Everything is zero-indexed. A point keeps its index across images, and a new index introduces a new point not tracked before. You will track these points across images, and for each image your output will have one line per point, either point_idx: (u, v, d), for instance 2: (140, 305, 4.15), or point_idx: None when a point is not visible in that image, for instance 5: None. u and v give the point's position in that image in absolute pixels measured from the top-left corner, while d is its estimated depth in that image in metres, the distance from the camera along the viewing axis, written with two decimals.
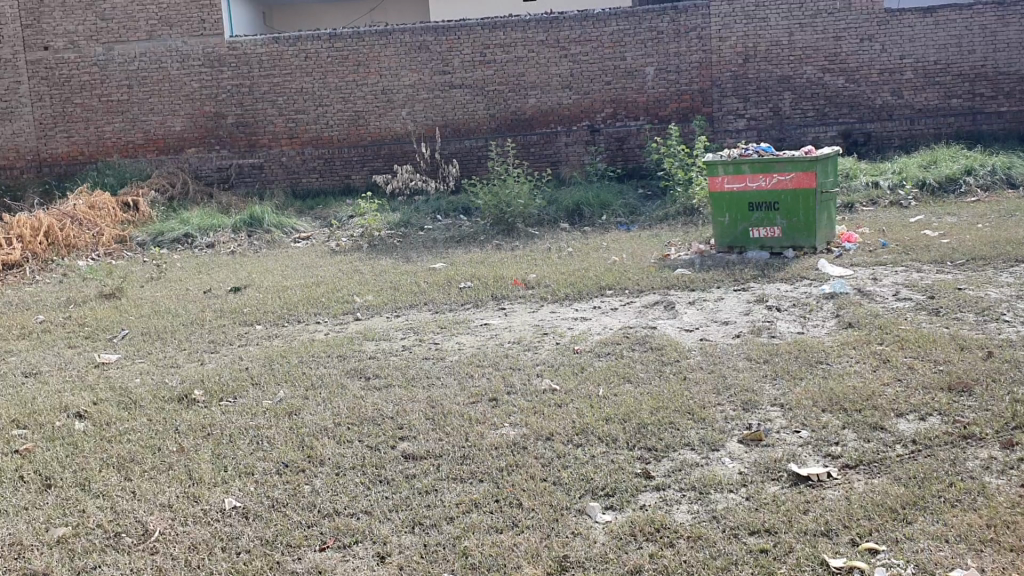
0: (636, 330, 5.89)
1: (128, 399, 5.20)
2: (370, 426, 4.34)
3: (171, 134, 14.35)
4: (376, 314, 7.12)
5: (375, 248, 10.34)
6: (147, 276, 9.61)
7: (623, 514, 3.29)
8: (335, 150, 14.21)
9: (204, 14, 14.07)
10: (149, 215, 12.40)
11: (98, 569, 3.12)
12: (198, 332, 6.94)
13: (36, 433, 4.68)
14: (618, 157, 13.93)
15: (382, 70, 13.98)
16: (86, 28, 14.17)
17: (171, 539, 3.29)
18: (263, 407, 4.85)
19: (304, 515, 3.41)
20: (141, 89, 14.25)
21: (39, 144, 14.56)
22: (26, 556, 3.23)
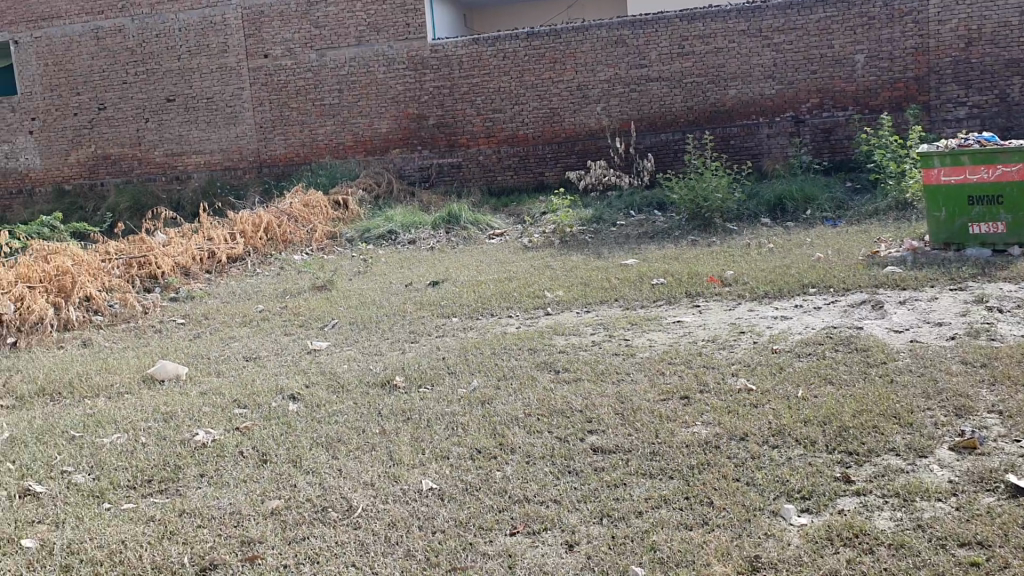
0: (839, 330, 5.64)
1: (336, 383, 5.52)
2: (560, 418, 4.39)
3: (377, 135, 15.06)
4: (567, 310, 7.18)
5: (570, 244, 10.43)
6: (355, 270, 10.14)
7: (819, 518, 3.16)
8: (531, 147, 14.44)
9: (409, 18, 14.68)
10: (357, 212, 13.09)
11: (305, 540, 3.32)
12: (399, 323, 7.25)
13: (253, 413, 5.05)
14: (824, 149, 13.36)
15: (578, 66, 14.07)
16: (302, 36, 15.14)
17: (372, 516, 3.47)
18: (459, 395, 5.01)
19: (496, 500, 3.50)
20: (350, 92, 15.05)
21: (259, 146, 15.66)
22: (243, 524, 3.49)
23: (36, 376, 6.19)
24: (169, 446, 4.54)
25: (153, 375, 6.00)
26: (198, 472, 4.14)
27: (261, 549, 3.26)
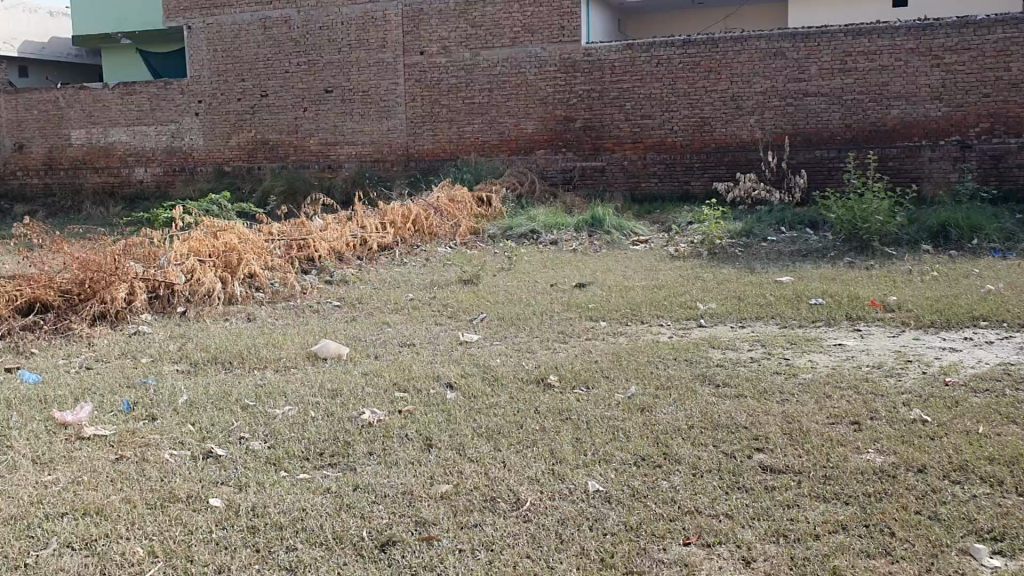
0: (1017, 366, 5.38)
1: (492, 376, 5.60)
2: (724, 432, 4.34)
3: (524, 135, 15.20)
4: (719, 323, 7.08)
5: (718, 256, 10.26)
6: (500, 266, 10.25)
7: (1014, 562, 3.02)
8: (678, 156, 14.26)
9: (565, 20, 14.75)
10: (500, 210, 13.21)
11: (478, 527, 3.39)
12: (550, 322, 7.30)
13: (414, 397, 5.18)
14: (991, 176, 12.71)
15: (733, 76, 13.83)
16: (458, 34, 15.43)
17: (542, 511, 3.51)
18: (616, 399, 5.00)
19: (666, 508, 3.48)
20: (501, 91, 15.23)
21: (408, 140, 16.03)
22: (417, 505, 3.58)
23: (208, 344, 6.48)
24: (337, 422, 4.70)
25: (314, 352, 6.23)
26: (365, 451, 4.26)
27: (436, 531, 3.34)
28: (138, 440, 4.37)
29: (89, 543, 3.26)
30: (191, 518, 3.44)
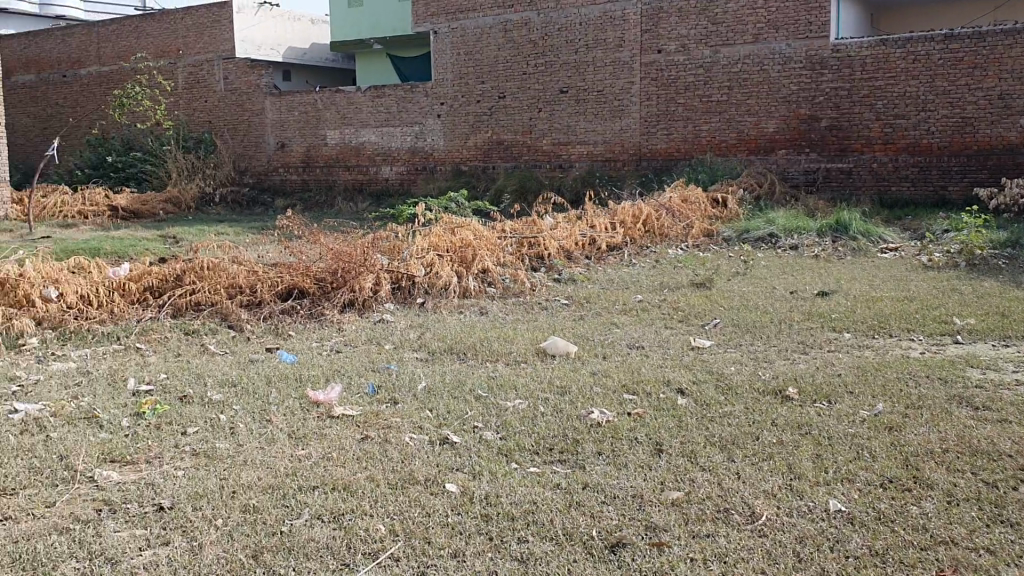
0: None
1: (726, 384, 5.37)
2: (984, 460, 3.97)
3: (765, 134, 14.28)
4: (979, 340, 6.50)
5: (979, 268, 9.42)
6: (735, 270, 9.91)
7: None
8: (935, 158, 13.13)
9: (812, 15, 13.68)
10: (736, 212, 12.63)
11: (711, 536, 3.30)
12: (788, 331, 6.96)
13: (644, 400, 5.06)
14: None
15: (1004, 73, 12.53)
16: (698, 32, 14.63)
17: (779, 527, 3.35)
18: (861, 417, 4.69)
19: (917, 535, 3.24)
20: (741, 90, 14.36)
21: (641, 140, 15.38)
22: (648, 508, 3.52)
23: (444, 334, 6.65)
24: (567, 419, 4.68)
25: (545, 349, 6.30)
26: (595, 450, 4.20)
27: (666, 538, 3.28)
28: (380, 422, 4.49)
29: (338, 516, 3.27)
30: (429, 501, 3.47)
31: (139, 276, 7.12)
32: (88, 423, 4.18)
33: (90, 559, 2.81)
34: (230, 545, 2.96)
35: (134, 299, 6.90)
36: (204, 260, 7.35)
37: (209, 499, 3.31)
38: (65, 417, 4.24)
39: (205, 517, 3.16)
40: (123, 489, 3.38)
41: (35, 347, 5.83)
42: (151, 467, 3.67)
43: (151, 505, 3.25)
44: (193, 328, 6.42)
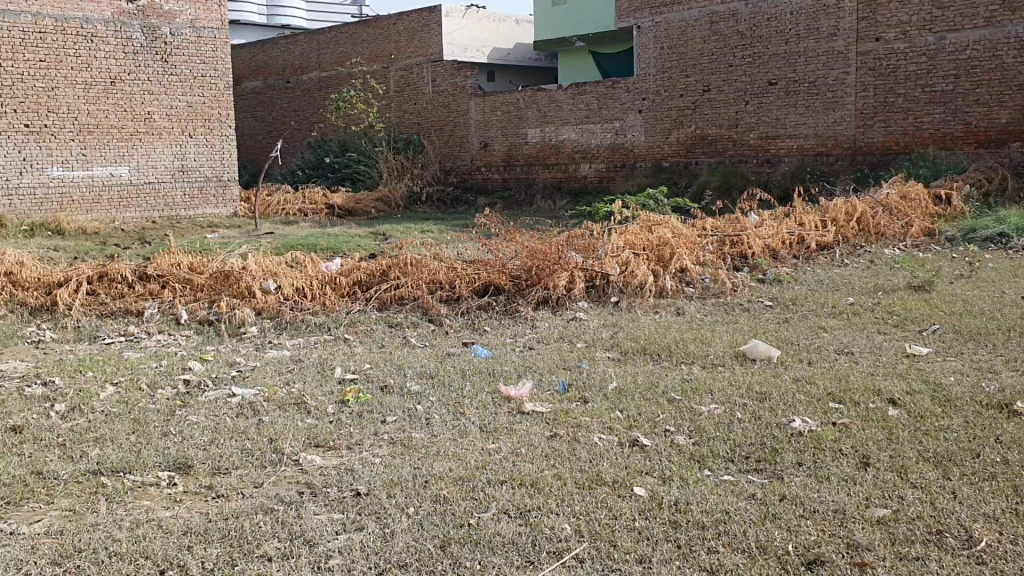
0: None
1: (943, 396, 4.94)
2: None
3: (996, 125, 12.89)
4: None
5: None
6: (958, 273, 9.12)
7: None
8: None
9: None
10: (961, 209, 11.59)
11: (922, 561, 3.03)
12: (1019, 340, 6.33)
13: (850, 410, 4.75)
14: None
15: None
16: (921, 17, 13.32)
17: (1002, 555, 3.04)
18: None
19: None
20: (970, 78, 13.02)
21: (857, 133, 14.10)
22: (849, 526, 3.29)
23: (639, 335, 6.52)
24: (766, 426, 4.47)
25: (744, 352, 6.08)
26: (795, 460, 3.99)
27: (870, 558, 3.06)
28: (571, 421, 4.47)
29: (524, 513, 3.26)
30: (617, 503, 3.41)
31: (348, 270, 7.48)
32: (297, 408, 4.42)
33: (291, 539, 2.91)
34: (420, 534, 3.00)
35: (343, 292, 7.24)
36: (407, 256, 7.64)
37: (403, 488, 3.39)
38: (277, 402, 4.50)
39: (397, 506, 3.23)
40: (324, 473, 3.53)
41: (253, 336, 6.23)
42: (351, 453, 3.82)
43: (349, 490, 3.37)
44: (396, 321, 6.67)
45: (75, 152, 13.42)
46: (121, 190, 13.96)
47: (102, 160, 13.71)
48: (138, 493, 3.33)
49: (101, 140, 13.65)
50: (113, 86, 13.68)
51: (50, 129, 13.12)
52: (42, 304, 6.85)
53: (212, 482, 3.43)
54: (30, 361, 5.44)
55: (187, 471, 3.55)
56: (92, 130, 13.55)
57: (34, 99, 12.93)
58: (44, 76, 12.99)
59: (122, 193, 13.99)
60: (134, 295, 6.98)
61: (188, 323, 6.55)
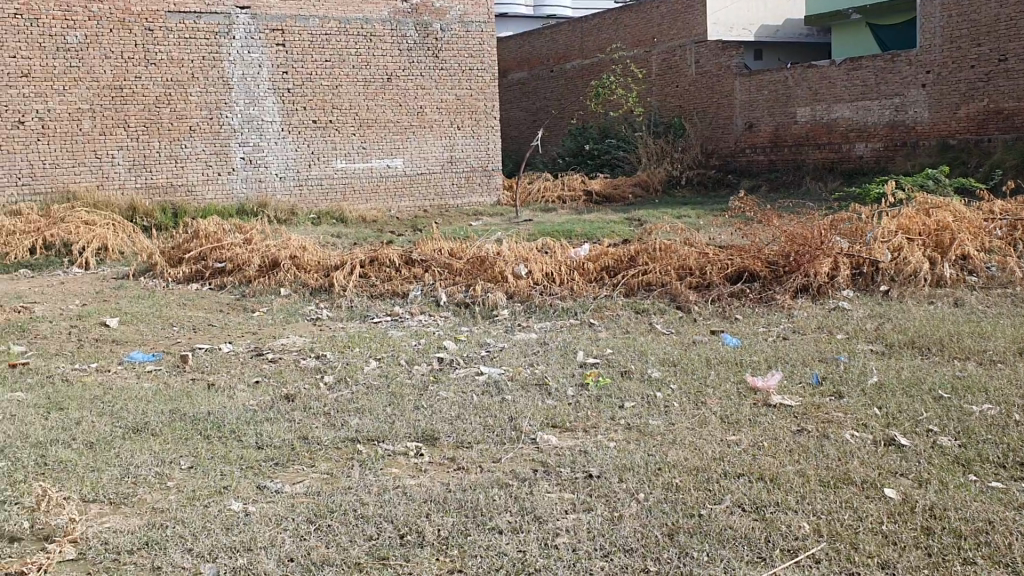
0: None
1: None
2: None
3: None
4: None
5: None
6: None
7: None
8: None
9: None
10: None
11: None
12: None
13: None
14: None
15: None
16: None
17: None
18: None
19: None
20: None
21: None
22: None
23: (906, 327, 6.06)
24: None
25: None
26: None
27: None
28: (821, 416, 4.25)
29: (758, 507, 3.15)
30: (863, 504, 3.20)
31: (598, 256, 7.56)
32: (539, 389, 4.54)
33: (523, 514, 3.00)
34: (648, 521, 2.98)
35: (593, 277, 7.32)
36: (658, 242, 7.60)
37: (636, 473, 3.39)
38: (521, 382, 4.64)
39: (628, 490, 3.23)
40: (559, 453, 3.61)
41: (505, 318, 6.46)
42: (588, 435, 3.87)
43: (582, 472, 3.41)
44: (644, 307, 6.64)
45: (356, 146, 14.56)
46: (396, 181, 14.96)
47: (380, 153, 14.77)
48: (388, 460, 3.58)
49: (379, 134, 14.69)
50: (390, 82, 14.66)
51: (335, 124, 14.32)
52: (320, 285, 7.50)
53: (454, 455, 3.62)
54: (307, 337, 5.99)
55: (433, 443, 3.76)
56: (371, 124, 14.61)
57: (321, 97, 14.16)
58: (330, 75, 14.18)
59: (398, 182, 14.99)
60: (400, 278, 7.47)
61: (446, 305, 6.90)
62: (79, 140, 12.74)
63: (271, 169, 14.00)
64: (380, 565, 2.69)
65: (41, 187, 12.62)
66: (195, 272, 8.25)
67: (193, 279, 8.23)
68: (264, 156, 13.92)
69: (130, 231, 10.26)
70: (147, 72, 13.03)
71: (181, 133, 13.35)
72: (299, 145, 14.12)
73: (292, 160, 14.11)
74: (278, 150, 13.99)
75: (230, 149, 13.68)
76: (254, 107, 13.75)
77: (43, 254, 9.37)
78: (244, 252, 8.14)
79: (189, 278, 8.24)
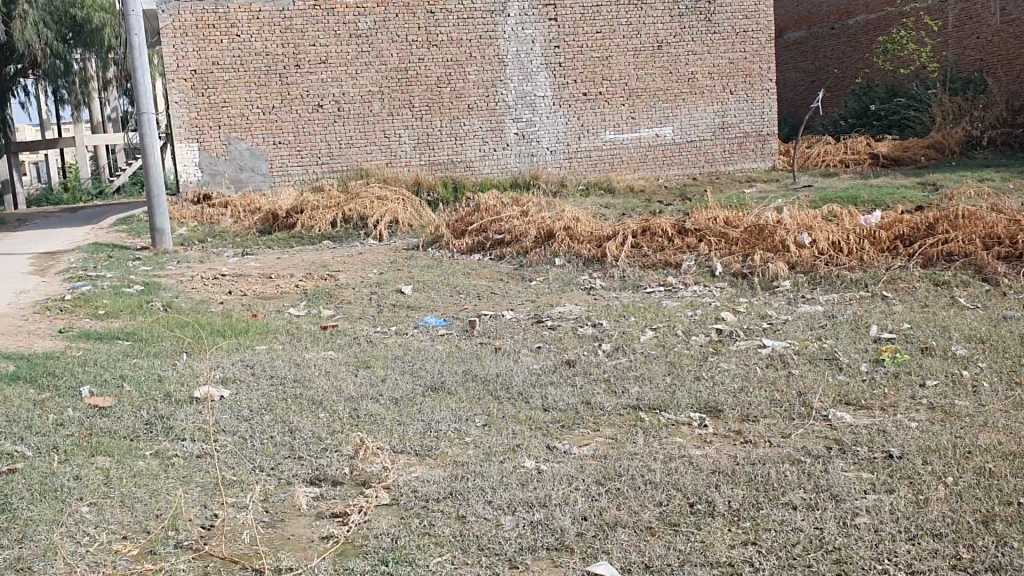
0: None
1: None
2: None
3: None
4: None
5: None
6: None
7: None
8: None
9: None
10: None
11: None
12: None
13: None
14: None
15: None
16: None
17: None
18: None
19: None
20: None
21: None
22: None
23: None
24: None
25: None
26: None
27: None
28: None
29: None
30: None
31: (889, 224, 7.10)
32: (828, 364, 4.35)
33: (817, 492, 2.90)
34: (959, 506, 2.77)
35: (883, 247, 6.88)
36: (959, 209, 7.00)
37: (943, 456, 3.16)
38: (808, 356, 4.47)
39: (934, 473, 3.03)
40: (854, 432, 3.44)
41: (786, 290, 6.24)
42: (886, 414, 3.66)
43: (880, 452, 3.24)
44: (943, 279, 6.15)
45: (625, 116, 14.67)
46: (666, 149, 14.98)
47: (649, 122, 14.80)
48: (672, 429, 3.59)
49: (649, 102, 14.72)
50: (660, 50, 14.58)
51: (605, 95, 14.49)
52: (595, 255, 7.61)
53: (740, 428, 3.56)
54: (585, 305, 6.13)
55: (717, 415, 3.73)
56: (641, 94, 14.65)
57: (591, 69, 14.34)
58: (600, 47, 14.30)
59: (668, 150, 15.01)
60: (674, 248, 7.42)
61: (723, 275, 6.78)
62: (371, 121, 13.79)
63: (543, 142, 14.44)
64: (672, 531, 2.72)
65: (339, 166, 13.81)
66: (476, 243, 8.66)
67: (474, 250, 8.65)
68: (535, 130, 14.38)
69: (416, 205, 10.95)
70: (429, 54, 13.79)
71: (460, 111, 14.06)
72: (569, 117, 14.43)
73: (563, 133, 14.47)
74: (549, 124, 14.39)
75: (504, 125, 14.24)
76: (527, 82, 14.20)
77: (343, 227, 10.23)
78: (522, 225, 8.45)
79: (470, 249, 8.65)
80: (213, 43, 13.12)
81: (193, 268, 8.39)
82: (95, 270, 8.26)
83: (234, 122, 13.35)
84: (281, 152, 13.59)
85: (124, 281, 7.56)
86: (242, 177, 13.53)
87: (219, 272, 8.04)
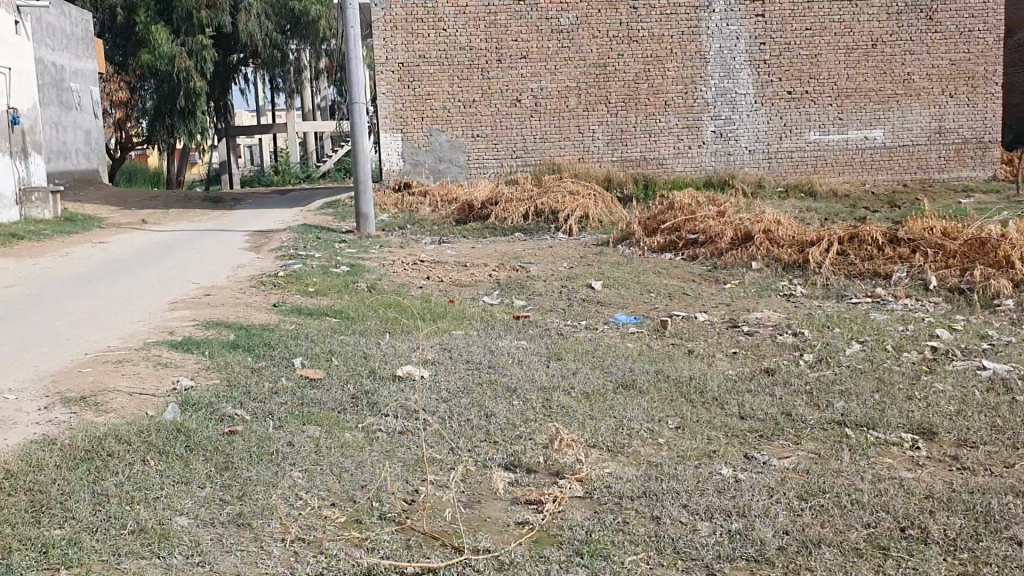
0: None
1: None
2: None
3: None
4: None
5: None
6: None
7: None
8: None
9: None
10: None
11: None
12: None
13: None
14: None
15: None
16: None
17: None
18: None
19: None
20: None
21: None
22: None
23: None
24: None
25: None
26: None
27: None
28: None
29: None
30: None
31: None
32: None
33: None
34: None
35: None
36: None
37: None
38: None
39: None
40: None
41: (1009, 309, 5.81)
42: None
43: None
44: None
45: (832, 117, 14.12)
46: (875, 153, 14.30)
47: (858, 124, 14.17)
48: (881, 449, 3.43)
49: (859, 104, 14.08)
50: (875, 49, 13.93)
51: (811, 95, 14.00)
52: (795, 261, 7.36)
53: (958, 454, 3.36)
54: (783, 313, 5.94)
55: (932, 437, 3.53)
56: (850, 94, 14.04)
57: (798, 67, 13.90)
58: (809, 44, 13.85)
59: (877, 154, 14.31)
60: (883, 258, 7.06)
61: (937, 290, 6.38)
62: (568, 116, 13.92)
63: (741, 142, 14.13)
64: (882, 555, 2.60)
65: (533, 159, 14.02)
66: (668, 242, 8.57)
67: (666, 249, 8.56)
68: (735, 129, 14.09)
69: (609, 200, 10.95)
70: (630, 50, 13.76)
71: (657, 108, 13.95)
72: (771, 117, 14.05)
73: (763, 133, 14.09)
74: (750, 122, 14.07)
75: (702, 122, 14.02)
76: (729, 79, 13.93)
77: (535, 221, 10.38)
78: (718, 226, 8.29)
79: (662, 248, 8.57)
80: (420, 38, 13.61)
81: (394, 253, 8.74)
82: (305, 250, 8.76)
83: (436, 114, 13.80)
84: (479, 145, 13.94)
85: (331, 261, 7.98)
86: (441, 167, 13.95)
87: (419, 257, 8.35)
